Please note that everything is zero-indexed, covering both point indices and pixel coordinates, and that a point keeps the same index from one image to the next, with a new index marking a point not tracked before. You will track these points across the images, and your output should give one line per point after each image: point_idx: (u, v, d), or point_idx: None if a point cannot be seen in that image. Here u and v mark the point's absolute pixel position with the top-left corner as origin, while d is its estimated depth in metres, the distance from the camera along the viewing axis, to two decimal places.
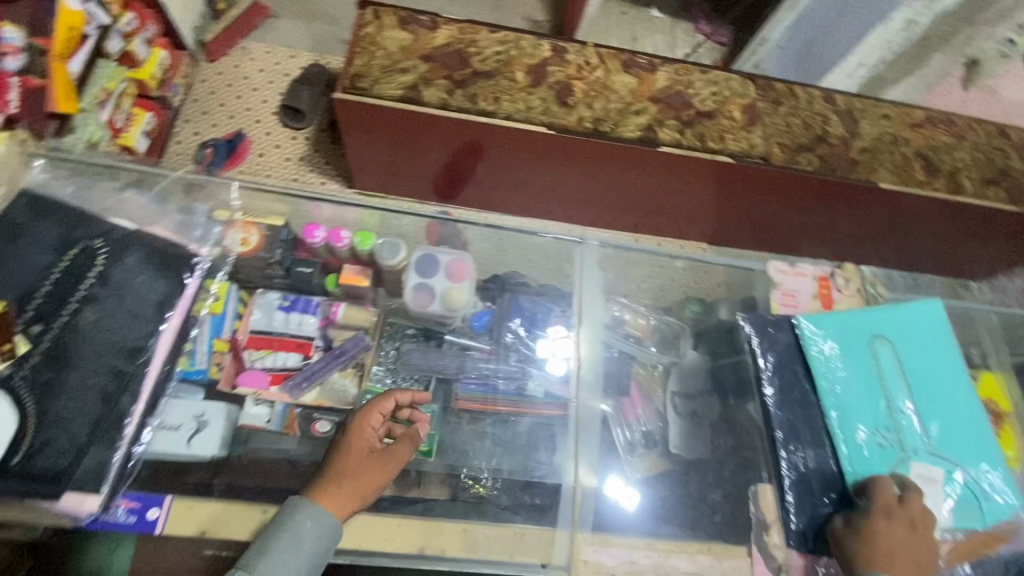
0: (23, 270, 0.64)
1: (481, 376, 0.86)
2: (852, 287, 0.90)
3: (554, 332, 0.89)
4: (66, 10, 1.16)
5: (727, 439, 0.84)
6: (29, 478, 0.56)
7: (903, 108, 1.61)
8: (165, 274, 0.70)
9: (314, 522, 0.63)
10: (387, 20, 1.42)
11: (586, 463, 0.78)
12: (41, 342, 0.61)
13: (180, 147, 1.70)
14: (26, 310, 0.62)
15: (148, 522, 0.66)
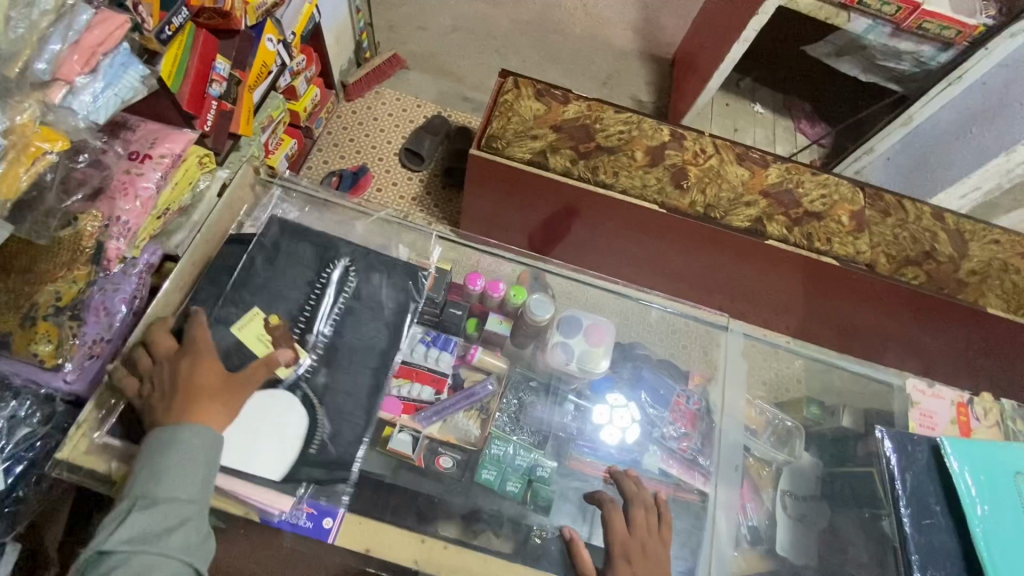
0: (293, 289, 0.81)
1: (596, 442, 0.87)
2: (990, 418, 0.93)
3: (675, 411, 0.90)
4: (264, 50, 1.36)
5: (836, 552, 0.82)
6: (329, 463, 0.72)
7: (1015, 235, 1.58)
8: (404, 285, 0.86)
9: (203, 439, 0.66)
10: (524, 90, 1.55)
11: (721, 553, 0.78)
12: (315, 348, 0.78)
13: (311, 173, 1.87)
14: (300, 320, 0.79)
15: (323, 529, 0.72)
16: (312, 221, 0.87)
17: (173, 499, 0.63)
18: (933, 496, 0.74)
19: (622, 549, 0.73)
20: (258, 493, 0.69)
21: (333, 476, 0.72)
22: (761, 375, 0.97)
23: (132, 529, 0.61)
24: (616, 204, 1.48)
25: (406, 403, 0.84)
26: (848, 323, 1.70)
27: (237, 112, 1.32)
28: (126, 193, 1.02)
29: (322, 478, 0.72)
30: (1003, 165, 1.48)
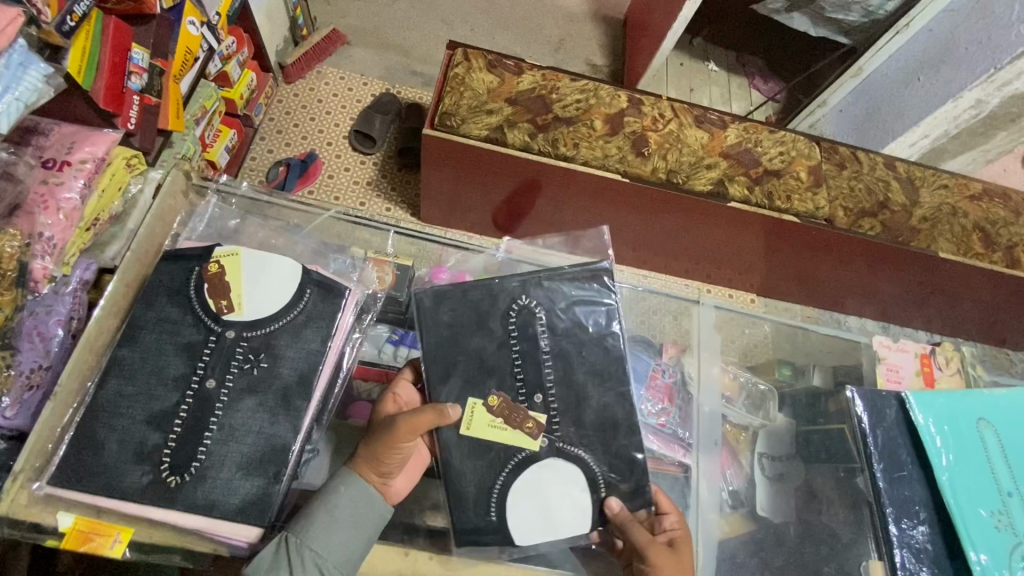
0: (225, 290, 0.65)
1: None
2: (953, 366, 0.97)
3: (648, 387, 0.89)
4: (185, 34, 1.24)
5: (812, 507, 0.83)
6: (237, 506, 0.57)
7: (961, 180, 1.64)
8: (329, 299, 0.66)
9: (353, 503, 0.66)
10: (475, 62, 1.48)
11: (707, 526, 0.80)
12: (235, 364, 0.61)
13: (255, 164, 1.77)
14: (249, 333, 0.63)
15: None
16: (260, 227, 0.81)
17: (319, 559, 0.63)
18: (902, 447, 0.77)
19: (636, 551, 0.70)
20: (216, 533, 0.57)
21: (253, 518, 0.57)
22: (734, 343, 0.99)
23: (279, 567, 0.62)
24: (577, 177, 1.44)
25: None
26: (808, 275, 1.74)
27: (164, 105, 1.21)
28: (47, 206, 0.94)
29: (233, 514, 0.57)
30: (951, 112, 1.51)
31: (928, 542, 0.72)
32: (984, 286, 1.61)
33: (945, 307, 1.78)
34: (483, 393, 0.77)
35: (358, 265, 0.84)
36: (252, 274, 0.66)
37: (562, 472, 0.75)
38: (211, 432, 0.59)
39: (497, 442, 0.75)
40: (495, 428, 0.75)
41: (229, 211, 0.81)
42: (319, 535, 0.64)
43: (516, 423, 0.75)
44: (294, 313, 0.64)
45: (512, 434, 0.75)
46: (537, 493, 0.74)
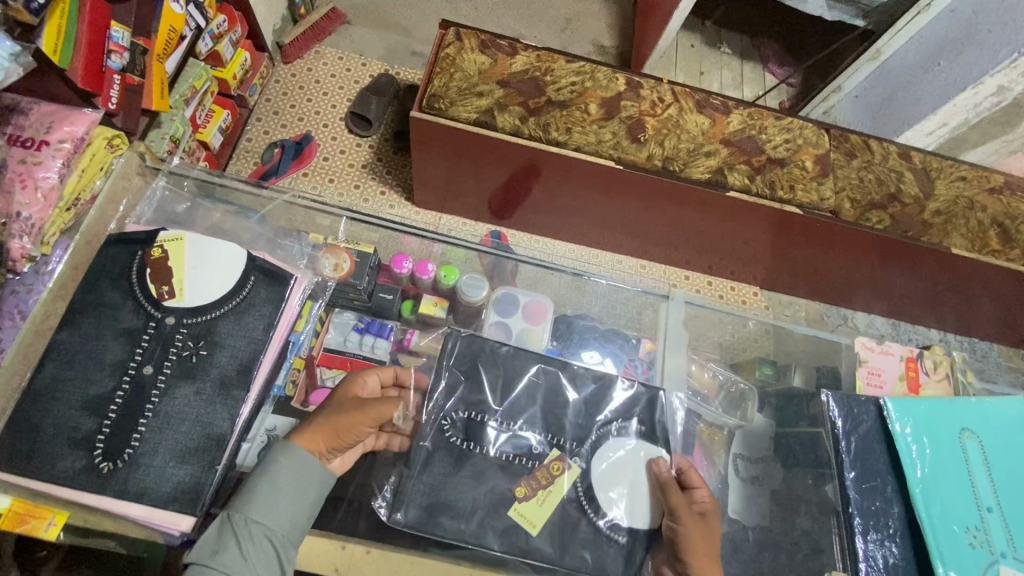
0: (171, 280, 0.67)
1: None
2: (940, 371, 0.92)
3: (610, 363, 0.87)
4: (169, 13, 1.23)
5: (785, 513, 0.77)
6: (171, 494, 0.60)
7: (982, 171, 1.55)
8: (273, 283, 0.71)
9: (302, 467, 0.65)
10: (467, 42, 1.44)
11: None
12: (172, 353, 0.64)
13: (250, 145, 1.76)
14: (191, 317, 0.66)
15: None
16: (217, 210, 0.81)
17: (268, 532, 0.62)
18: (879, 455, 0.75)
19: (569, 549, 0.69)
20: (148, 520, 0.59)
21: (184, 507, 0.59)
22: (713, 340, 0.95)
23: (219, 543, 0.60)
24: (571, 163, 1.40)
25: None
26: (813, 270, 1.68)
27: (147, 84, 1.21)
28: (24, 185, 0.92)
29: (165, 502, 0.59)
30: (971, 99, 1.42)
31: (899, 557, 0.70)
32: (1002, 285, 1.52)
33: (960, 306, 1.70)
34: (482, 492, 0.71)
35: (313, 252, 0.84)
36: (193, 261, 0.69)
37: (608, 472, 0.74)
38: (146, 419, 0.62)
39: (558, 502, 0.71)
40: (545, 505, 0.71)
41: (182, 195, 0.81)
42: (260, 508, 0.62)
43: (545, 481, 0.72)
44: (239, 297, 0.68)
45: (555, 489, 0.72)
46: (633, 507, 0.72)
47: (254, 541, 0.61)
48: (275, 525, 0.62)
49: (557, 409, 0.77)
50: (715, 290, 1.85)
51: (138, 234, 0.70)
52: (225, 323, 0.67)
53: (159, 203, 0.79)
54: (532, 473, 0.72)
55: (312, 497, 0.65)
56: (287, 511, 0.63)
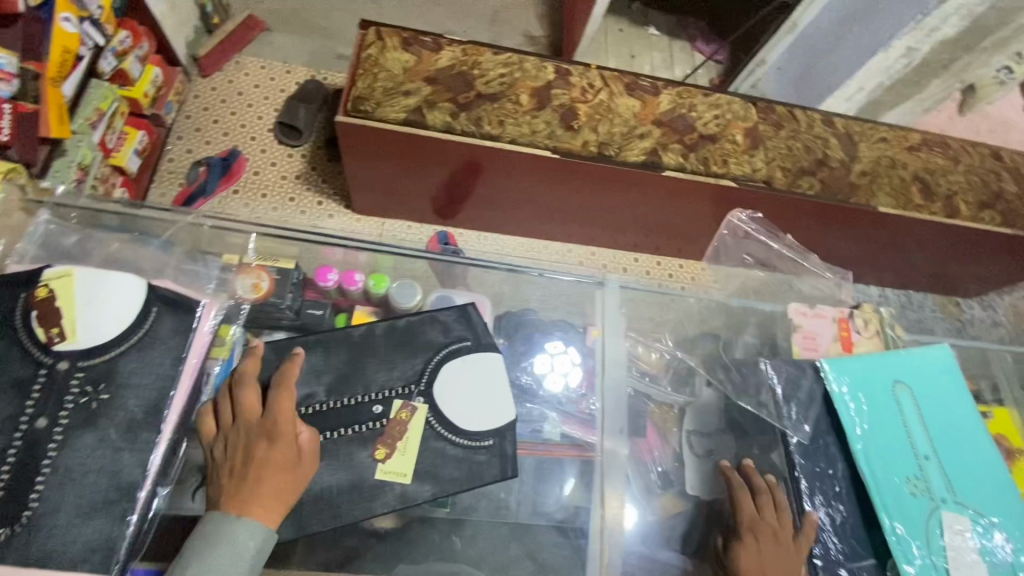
0: (62, 322, 0.62)
1: (526, 420, 0.83)
2: (870, 329, 0.93)
3: (554, 347, 0.89)
4: (61, 33, 1.14)
5: None
6: (81, 556, 0.55)
7: (900, 131, 1.61)
8: (179, 312, 0.66)
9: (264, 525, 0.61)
10: (390, 41, 1.40)
11: (614, 501, 0.77)
12: (72, 401, 0.60)
13: (173, 166, 1.67)
14: (89, 360, 0.61)
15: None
16: (113, 239, 0.76)
17: None
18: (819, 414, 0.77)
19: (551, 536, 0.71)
20: None
21: (98, 566, 0.56)
22: (659, 318, 0.95)
23: None
24: (508, 156, 1.38)
25: None
26: None
27: (43, 111, 1.13)
28: None
29: (75, 562, 0.55)
30: (882, 62, 1.48)
31: (848, 515, 0.71)
32: (930, 237, 1.60)
33: (894, 261, 1.78)
34: None
35: (223, 275, 0.79)
36: (88, 298, 0.64)
37: (451, 400, 0.75)
38: (44, 475, 0.57)
39: (419, 442, 0.72)
40: (407, 452, 0.71)
41: (69, 227, 0.75)
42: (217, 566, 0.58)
43: (398, 433, 0.72)
44: (139, 333, 0.64)
45: (409, 439, 0.72)
46: (498, 410, 0.75)
47: None
48: None
49: (387, 367, 0.76)
50: (664, 270, 1.88)
51: (21, 276, 0.64)
52: (129, 361, 0.63)
53: (48, 239, 0.73)
54: (383, 434, 0.72)
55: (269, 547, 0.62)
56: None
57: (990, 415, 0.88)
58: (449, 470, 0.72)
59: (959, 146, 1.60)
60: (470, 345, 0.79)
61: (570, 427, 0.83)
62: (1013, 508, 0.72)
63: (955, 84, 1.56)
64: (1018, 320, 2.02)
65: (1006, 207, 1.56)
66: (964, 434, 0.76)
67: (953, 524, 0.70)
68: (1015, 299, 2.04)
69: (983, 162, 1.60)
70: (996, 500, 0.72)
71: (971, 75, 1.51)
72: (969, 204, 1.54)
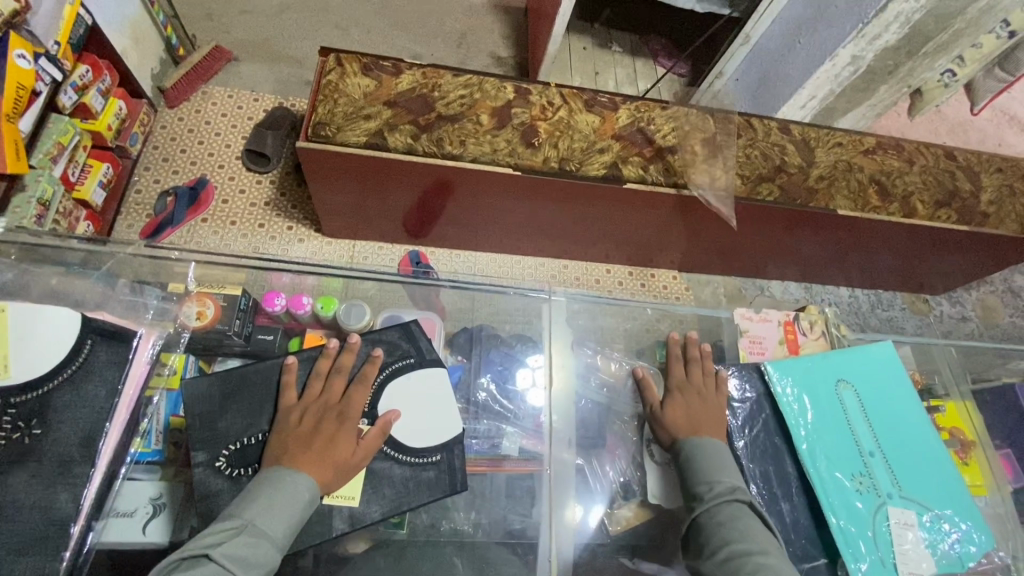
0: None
1: (485, 436, 0.82)
2: (816, 330, 0.95)
3: (534, 360, 0.90)
4: (14, 69, 1.15)
5: None
6: None
7: (855, 136, 1.66)
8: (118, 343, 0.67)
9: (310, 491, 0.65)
10: (350, 66, 1.42)
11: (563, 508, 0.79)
12: (6, 437, 0.59)
13: (140, 197, 1.67)
14: (24, 395, 0.61)
15: None
16: (51, 273, 0.74)
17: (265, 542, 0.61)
18: (765, 417, 0.78)
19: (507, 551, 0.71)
20: None
21: None
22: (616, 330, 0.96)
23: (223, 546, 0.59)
24: (470, 174, 1.40)
25: None
26: (724, 246, 1.74)
27: None
28: None
29: None
30: (830, 71, 1.52)
31: (797, 517, 0.71)
32: (890, 237, 1.63)
33: (860, 262, 1.81)
34: None
35: (163, 304, 0.78)
36: (23, 333, 0.63)
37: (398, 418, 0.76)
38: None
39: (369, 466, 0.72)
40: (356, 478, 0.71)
41: (3, 266, 0.72)
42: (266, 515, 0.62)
43: None
44: (73, 366, 0.64)
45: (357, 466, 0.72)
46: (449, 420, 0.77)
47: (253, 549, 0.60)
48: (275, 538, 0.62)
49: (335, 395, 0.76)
50: (637, 280, 1.90)
51: None
52: (65, 394, 0.63)
53: None
54: None
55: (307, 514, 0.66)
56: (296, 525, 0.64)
57: (942, 411, 0.90)
58: (402, 491, 0.72)
59: (912, 148, 1.64)
60: (413, 362, 0.80)
61: (529, 442, 0.82)
62: (956, 499, 0.73)
63: (903, 89, 1.61)
64: (987, 315, 2.06)
65: (961, 205, 1.60)
66: (907, 427, 0.78)
67: (900, 518, 0.71)
68: (982, 294, 2.08)
69: (937, 162, 1.64)
70: (940, 492, 0.74)
71: (917, 80, 1.56)
72: (925, 204, 1.58)
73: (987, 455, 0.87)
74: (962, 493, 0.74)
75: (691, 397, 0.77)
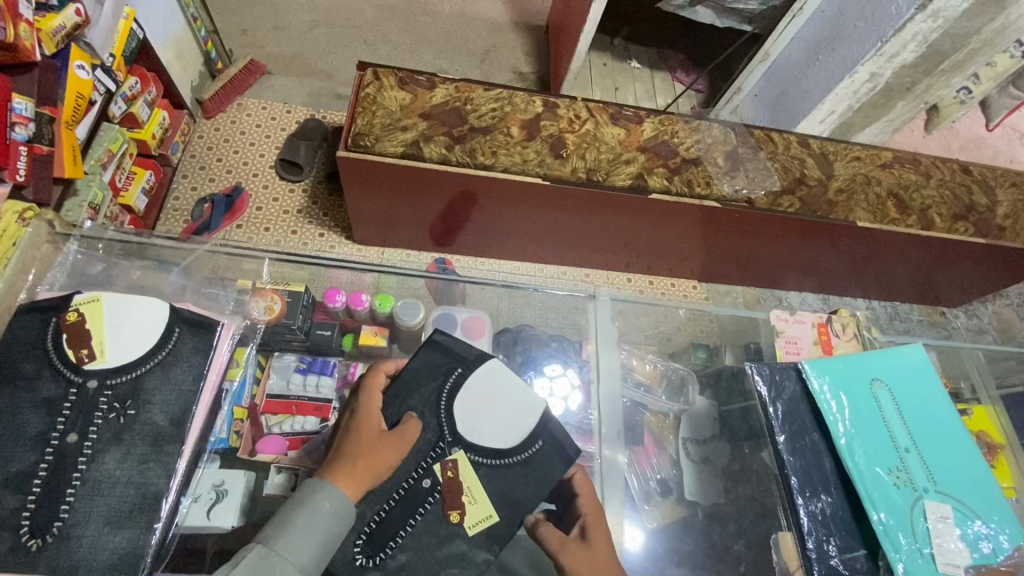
0: (90, 345, 0.66)
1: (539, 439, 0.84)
2: (848, 332, 0.99)
3: (551, 371, 0.91)
4: (75, 79, 1.21)
5: (746, 488, 0.82)
6: (109, 565, 0.58)
7: (872, 150, 1.69)
8: (199, 333, 0.72)
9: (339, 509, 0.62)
10: (386, 80, 1.48)
11: (614, 512, 0.77)
12: (101, 417, 0.63)
13: (178, 203, 1.73)
14: (115, 377, 0.65)
15: None
16: (136, 267, 0.81)
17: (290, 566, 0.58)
18: (803, 412, 0.81)
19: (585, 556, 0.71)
20: None
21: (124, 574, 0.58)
22: (649, 330, 1.00)
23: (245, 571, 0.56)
24: (502, 184, 1.45)
25: (290, 439, 0.84)
26: (745, 256, 1.77)
27: (57, 152, 1.19)
28: None
29: (103, 570, 0.58)
30: (850, 86, 1.57)
31: (834, 510, 0.75)
32: (909, 249, 1.66)
33: (878, 274, 1.84)
34: (439, 514, 0.71)
35: (239, 297, 0.83)
36: (114, 322, 0.68)
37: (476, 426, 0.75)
38: (73, 488, 0.60)
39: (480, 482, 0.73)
40: (475, 499, 0.72)
41: (97, 257, 0.81)
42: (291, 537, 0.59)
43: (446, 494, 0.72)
44: (163, 351, 0.68)
45: (473, 491, 0.72)
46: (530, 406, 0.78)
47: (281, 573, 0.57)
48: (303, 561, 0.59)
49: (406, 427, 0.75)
50: (658, 289, 1.93)
51: (50, 301, 0.69)
52: (152, 379, 0.67)
53: (75, 270, 0.78)
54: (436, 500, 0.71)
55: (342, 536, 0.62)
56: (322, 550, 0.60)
57: (969, 414, 0.93)
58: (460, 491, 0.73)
59: (929, 163, 1.68)
60: (460, 372, 0.79)
61: (568, 439, 0.84)
62: (991, 496, 0.76)
63: (920, 105, 1.65)
64: (1003, 327, 2.07)
65: (979, 218, 1.63)
66: (940, 426, 0.80)
67: (936, 512, 0.73)
68: (998, 307, 2.10)
69: (954, 176, 1.67)
70: (975, 490, 0.76)
71: (934, 97, 1.61)
72: (943, 216, 1.61)
73: (1015, 457, 0.90)
74: (995, 491, 0.76)
75: None
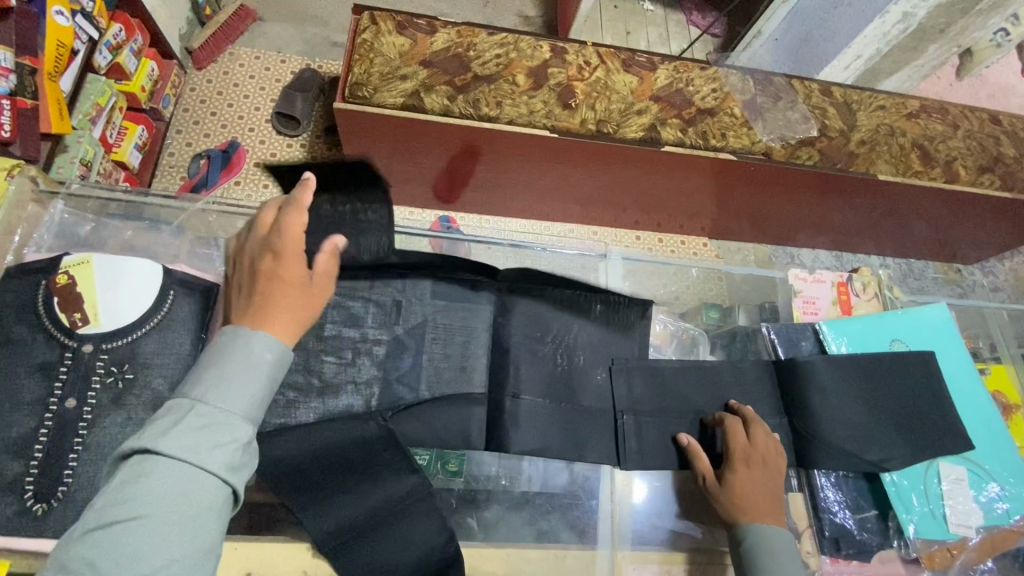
0: (80, 311, 0.65)
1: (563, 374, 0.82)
2: (869, 292, 0.96)
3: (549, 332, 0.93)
4: (55, 25, 1.14)
5: None
6: None
7: (898, 98, 1.60)
8: (194, 296, 0.71)
9: (269, 347, 0.57)
10: (384, 25, 1.40)
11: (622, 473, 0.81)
12: (99, 381, 0.64)
13: (173, 159, 1.68)
14: (109, 341, 0.65)
15: None
16: (126, 227, 0.80)
17: (231, 413, 0.53)
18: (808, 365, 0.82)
19: (742, 454, 0.74)
20: None
21: None
22: (660, 289, 0.99)
23: (182, 430, 0.50)
24: (507, 138, 1.38)
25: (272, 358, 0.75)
26: (759, 212, 1.72)
27: (42, 106, 1.14)
28: None
29: None
30: (880, 28, 1.46)
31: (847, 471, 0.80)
32: (931, 204, 1.59)
33: (896, 230, 1.79)
34: None
35: None
36: (106, 284, 0.67)
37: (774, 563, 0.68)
38: (76, 454, 0.61)
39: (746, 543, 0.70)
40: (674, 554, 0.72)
41: (85, 218, 0.79)
42: (219, 387, 0.53)
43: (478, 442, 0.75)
44: (158, 315, 0.68)
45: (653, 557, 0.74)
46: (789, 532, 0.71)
47: (220, 425, 0.51)
48: (239, 404, 0.53)
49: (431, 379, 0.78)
50: (666, 247, 1.89)
51: (36, 263, 0.67)
52: (149, 343, 0.67)
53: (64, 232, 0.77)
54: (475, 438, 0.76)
55: (277, 376, 0.57)
56: (262, 394, 0.55)
57: (988, 372, 0.91)
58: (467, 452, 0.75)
59: (958, 112, 1.59)
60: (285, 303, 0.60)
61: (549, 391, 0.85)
62: (1003, 456, 0.82)
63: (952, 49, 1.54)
64: (1019, 284, 2.01)
65: (1007, 170, 1.55)
66: (962, 391, 0.85)
67: (952, 474, 0.79)
68: (1016, 264, 2.05)
69: (982, 127, 1.59)
70: (990, 451, 0.82)
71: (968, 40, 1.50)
72: (968, 168, 1.53)
73: None
74: (1011, 452, 0.82)
75: (754, 468, 0.73)
